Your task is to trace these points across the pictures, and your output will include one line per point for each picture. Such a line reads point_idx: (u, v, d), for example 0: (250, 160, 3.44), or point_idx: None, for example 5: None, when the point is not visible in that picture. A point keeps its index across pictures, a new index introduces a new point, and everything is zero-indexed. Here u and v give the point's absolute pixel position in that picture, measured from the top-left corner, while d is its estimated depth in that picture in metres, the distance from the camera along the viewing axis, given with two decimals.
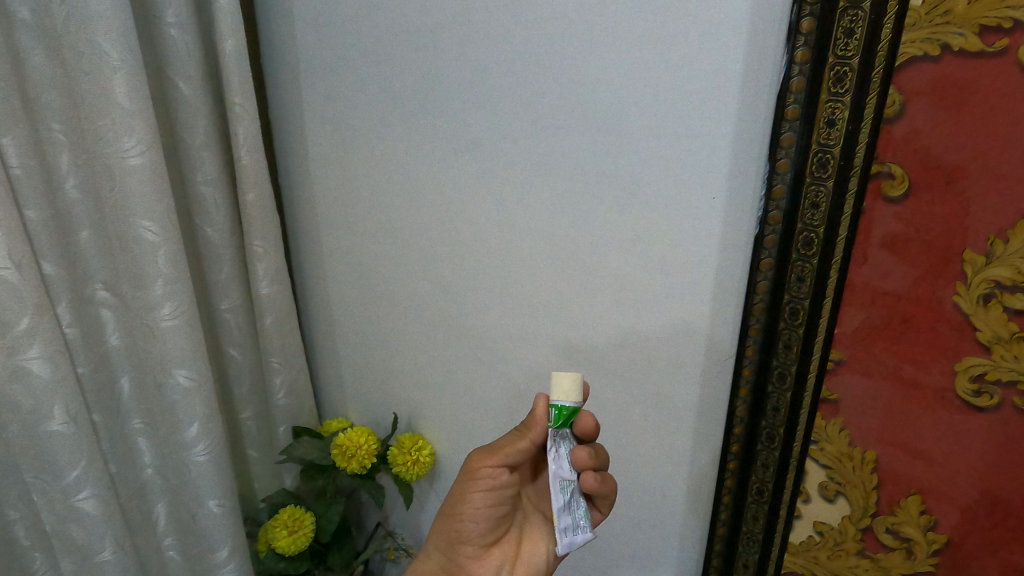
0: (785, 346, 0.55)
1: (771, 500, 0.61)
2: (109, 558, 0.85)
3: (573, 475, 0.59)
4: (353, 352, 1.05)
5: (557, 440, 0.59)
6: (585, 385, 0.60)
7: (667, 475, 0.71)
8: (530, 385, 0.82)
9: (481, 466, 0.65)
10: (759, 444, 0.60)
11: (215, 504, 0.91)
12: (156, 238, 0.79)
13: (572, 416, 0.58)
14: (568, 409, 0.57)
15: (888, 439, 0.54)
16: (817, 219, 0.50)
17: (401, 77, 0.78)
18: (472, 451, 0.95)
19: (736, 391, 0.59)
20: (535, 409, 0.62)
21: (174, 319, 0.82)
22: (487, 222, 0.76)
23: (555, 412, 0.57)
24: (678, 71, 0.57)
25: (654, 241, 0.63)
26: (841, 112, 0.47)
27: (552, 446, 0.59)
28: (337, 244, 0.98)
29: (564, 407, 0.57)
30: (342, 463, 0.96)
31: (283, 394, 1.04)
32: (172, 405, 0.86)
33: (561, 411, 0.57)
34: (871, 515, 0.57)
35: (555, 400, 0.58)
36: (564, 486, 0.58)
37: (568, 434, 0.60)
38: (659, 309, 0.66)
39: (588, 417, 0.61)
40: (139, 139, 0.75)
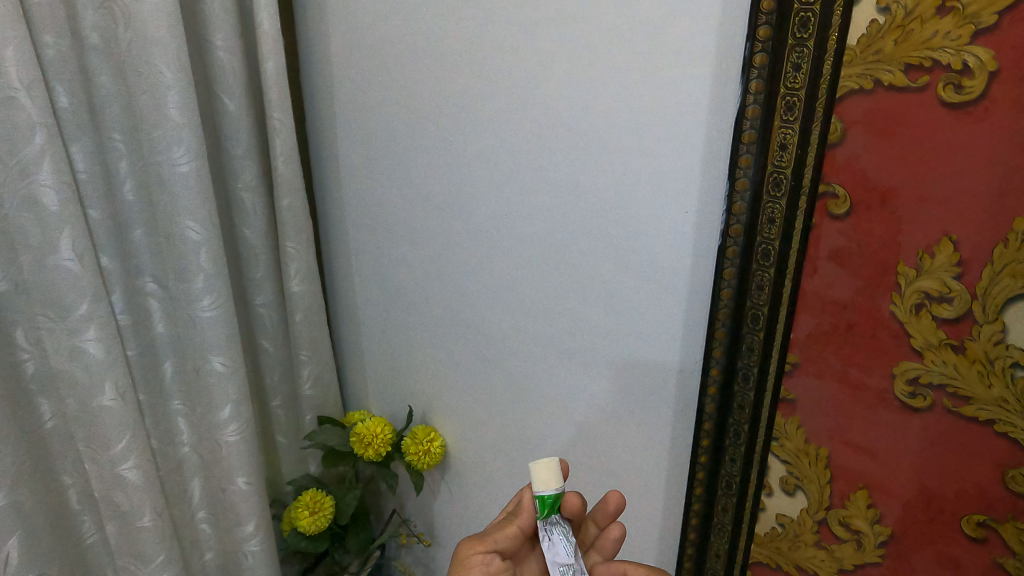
0: (748, 348, 0.61)
1: (738, 492, 0.66)
2: (148, 524, 0.95)
3: (571, 560, 0.62)
4: (374, 347, 1.13)
5: (548, 528, 0.62)
6: (563, 465, 0.65)
7: (649, 469, 0.77)
8: (530, 382, 0.88)
9: (472, 552, 0.62)
10: (727, 439, 0.65)
11: (244, 481, 1.00)
12: (199, 237, 0.88)
13: (555, 502, 0.61)
14: (550, 497, 0.61)
15: (838, 437, 0.58)
16: (773, 233, 0.56)
17: (418, 96, 0.86)
18: (479, 444, 1.02)
19: (705, 390, 0.65)
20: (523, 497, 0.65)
21: (212, 310, 0.91)
22: (493, 230, 0.83)
23: (540, 502, 0.61)
24: (657, 96, 0.63)
25: (638, 251, 0.69)
26: (791, 137, 0.53)
27: (545, 535, 0.62)
28: (362, 247, 1.06)
29: (546, 496, 0.61)
30: (360, 450, 1.04)
31: (310, 385, 1.13)
32: (208, 388, 0.95)
33: (549, 500, 0.61)
34: (826, 509, 0.61)
35: (537, 490, 0.62)
36: (564, 572, 0.61)
37: (561, 519, 0.63)
38: (642, 313, 0.71)
39: (573, 497, 0.64)
40: (188, 149, 0.85)
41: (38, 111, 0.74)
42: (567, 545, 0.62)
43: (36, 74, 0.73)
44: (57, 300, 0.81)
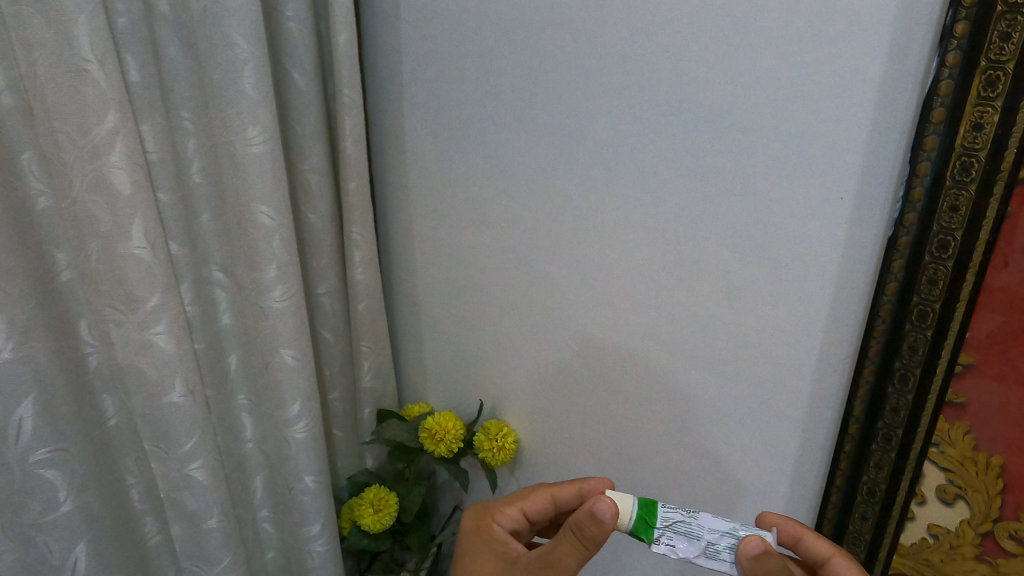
0: (910, 348, 0.56)
1: (884, 499, 0.62)
2: (215, 526, 0.90)
3: (704, 537, 0.57)
4: (438, 338, 1.08)
5: (662, 538, 0.58)
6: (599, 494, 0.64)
7: (769, 469, 0.75)
8: (626, 377, 0.84)
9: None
10: (874, 443, 0.61)
11: (311, 480, 0.95)
12: (272, 223, 0.82)
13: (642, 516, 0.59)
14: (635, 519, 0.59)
15: (1016, 444, 0.54)
16: (955, 222, 0.51)
17: (515, 71, 0.81)
18: (556, 440, 0.97)
19: (854, 391, 0.61)
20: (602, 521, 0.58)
21: (284, 301, 0.86)
22: (594, 215, 0.79)
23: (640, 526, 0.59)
24: (818, 73, 0.58)
25: (774, 240, 0.65)
26: (990, 115, 0.48)
27: (663, 544, 0.58)
28: (431, 234, 1.01)
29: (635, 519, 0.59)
30: (431, 446, 0.99)
31: (370, 377, 1.08)
32: (277, 382, 0.90)
33: (642, 518, 0.59)
34: (994, 520, 0.57)
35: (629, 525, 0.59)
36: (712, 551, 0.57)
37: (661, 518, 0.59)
38: (775, 306, 0.67)
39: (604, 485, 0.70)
40: (262, 127, 0.78)
41: (110, 85, 0.68)
42: (683, 537, 0.58)
43: (109, 45, 0.67)
44: (127, 292, 0.75)
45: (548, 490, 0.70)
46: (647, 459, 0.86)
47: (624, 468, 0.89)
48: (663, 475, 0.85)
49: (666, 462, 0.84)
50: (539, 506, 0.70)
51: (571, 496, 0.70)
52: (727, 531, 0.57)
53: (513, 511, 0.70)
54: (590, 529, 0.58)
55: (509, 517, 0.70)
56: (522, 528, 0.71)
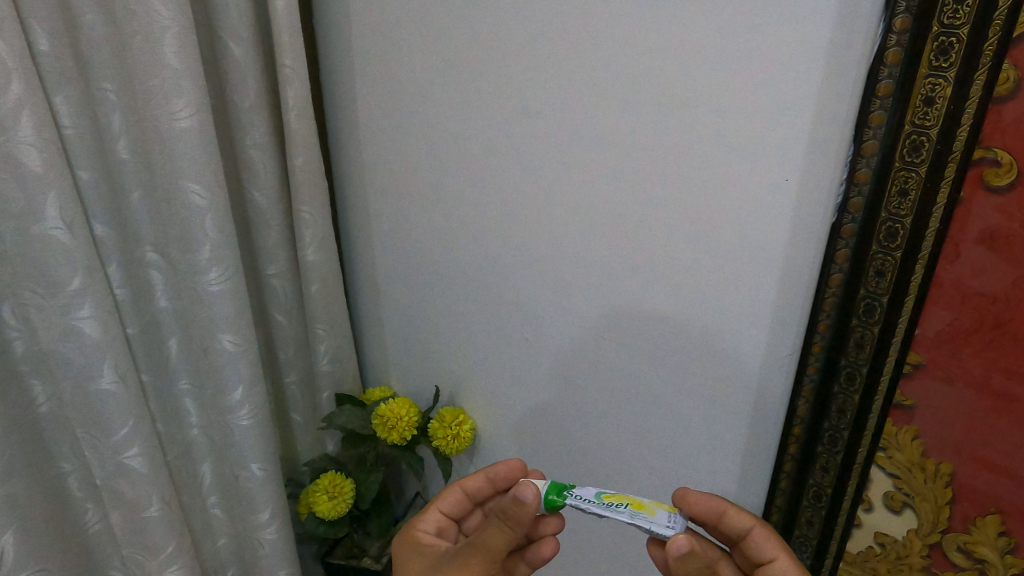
0: (857, 344, 0.51)
1: (829, 504, 0.58)
2: (156, 514, 0.87)
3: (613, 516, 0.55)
4: (396, 321, 1.04)
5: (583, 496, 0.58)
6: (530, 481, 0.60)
7: (719, 463, 0.71)
8: (577, 366, 0.80)
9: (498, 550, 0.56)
10: (820, 445, 0.56)
11: (258, 467, 0.92)
12: (204, 202, 0.79)
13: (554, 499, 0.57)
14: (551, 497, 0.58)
15: (966, 452, 0.50)
16: (904, 208, 0.46)
17: (458, 40, 0.75)
18: (511, 430, 0.93)
19: (798, 389, 0.56)
20: (526, 501, 0.54)
21: (220, 284, 0.82)
22: (540, 195, 0.75)
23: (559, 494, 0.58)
24: (770, 38, 0.53)
25: (719, 225, 0.61)
26: (942, 88, 0.43)
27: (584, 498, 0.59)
28: (385, 214, 0.96)
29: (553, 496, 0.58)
30: (383, 434, 0.96)
31: (327, 360, 1.05)
32: (217, 368, 0.87)
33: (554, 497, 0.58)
34: (942, 532, 0.52)
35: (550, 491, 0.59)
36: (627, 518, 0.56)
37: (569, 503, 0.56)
38: (724, 295, 0.63)
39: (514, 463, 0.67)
40: (188, 100, 0.74)
41: (13, 54, 0.63)
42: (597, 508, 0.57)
43: (9, 11, 0.63)
44: (45, 275, 0.71)
45: (458, 484, 0.68)
46: (598, 452, 0.83)
47: (576, 461, 0.86)
48: (614, 470, 0.82)
49: (616, 457, 0.81)
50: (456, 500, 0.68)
51: (482, 484, 0.68)
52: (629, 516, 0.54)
53: (432, 514, 0.67)
54: (515, 511, 0.55)
55: (430, 521, 0.67)
56: (448, 528, 0.68)
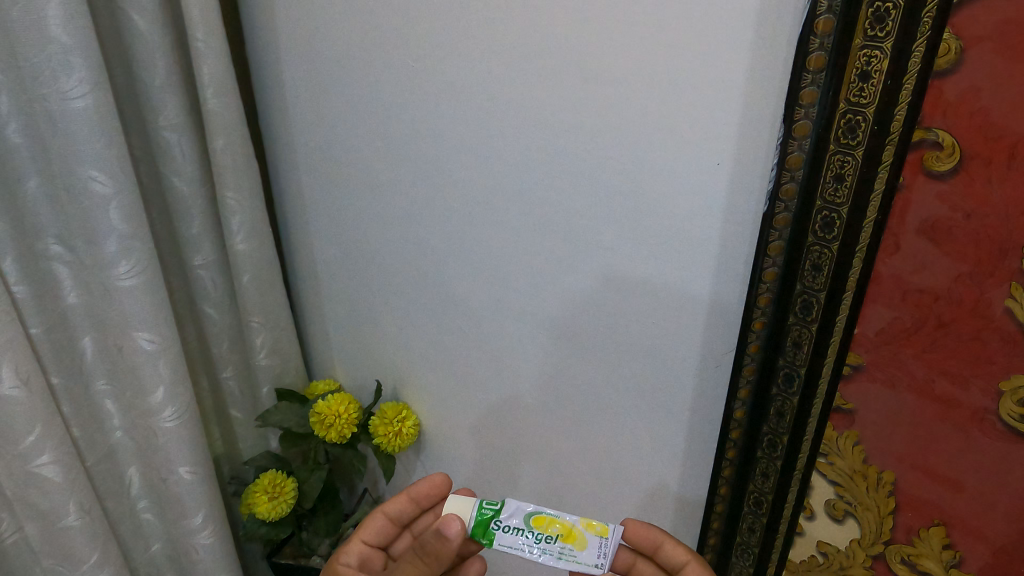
0: (794, 344, 0.47)
1: (770, 513, 0.54)
2: (75, 523, 0.82)
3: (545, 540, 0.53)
4: (337, 312, 0.99)
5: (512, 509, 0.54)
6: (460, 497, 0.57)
7: (662, 464, 0.67)
8: (516, 360, 0.75)
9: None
10: (759, 451, 0.52)
11: (186, 470, 0.87)
12: (107, 190, 0.73)
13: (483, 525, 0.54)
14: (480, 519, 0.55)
15: (910, 461, 0.46)
16: (840, 196, 0.41)
17: (378, 10, 0.68)
18: (456, 425, 0.89)
19: (734, 392, 0.51)
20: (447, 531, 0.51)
21: (132, 278, 0.77)
22: (470, 180, 0.69)
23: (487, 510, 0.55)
24: (702, 2, 0.47)
25: (652, 212, 0.56)
26: (878, 61, 0.38)
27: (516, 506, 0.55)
28: (319, 199, 0.90)
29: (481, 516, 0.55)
30: (321, 432, 0.91)
31: (265, 354, 0.99)
32: (135, 367, 0.81)
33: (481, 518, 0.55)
34: (885, 543, 0.49)
35: (478, 507, 0.55)
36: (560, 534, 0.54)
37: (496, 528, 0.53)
38: (660, 286, 0.59)
39: (438, 477, 0.62)
40: (80, 79, 0.68)
41: None
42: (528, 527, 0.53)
43: None
44: None
45: (379, 509, 0.63)
46: (541, 449, 0.79)
47: (520, 458, 0.82)
48: (555, 467, 0.78)
49: (559, 455, 0.77)
50: (377, 527, 0.63)
51: (404, 505, 0.63)
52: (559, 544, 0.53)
53: (354, 545, 0.62)
54: (434, 540, 0.52)
55: (352, 553, 0.62)
56: (374, 557, 0.63)
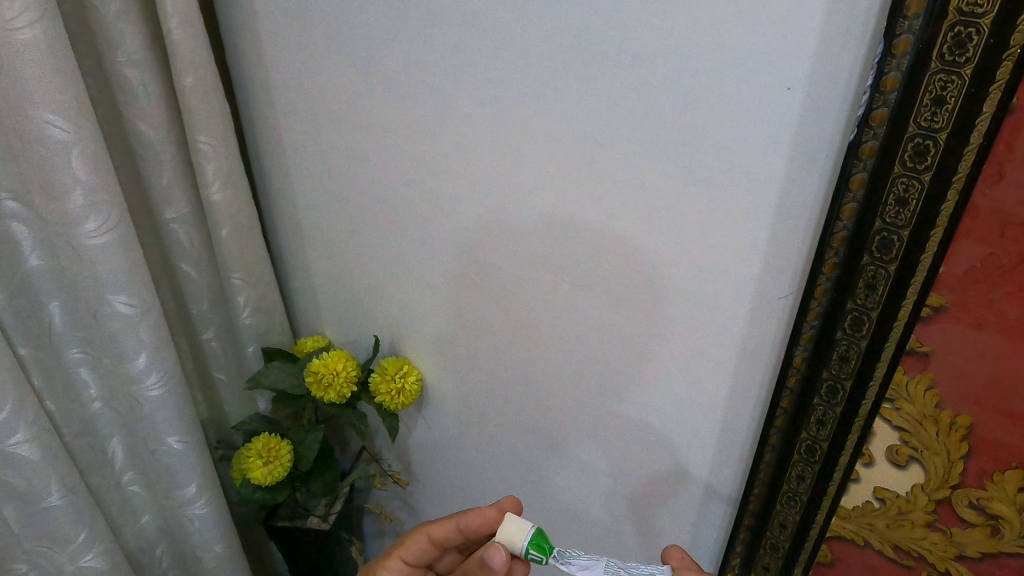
0: (867, 286, 0.44)
1: (824, 460, 0.52)
2: (58, 503, 0.76)
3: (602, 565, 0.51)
4: (325, 265, 0.92)
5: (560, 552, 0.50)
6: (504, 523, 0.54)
7: (690, 419, 0.64)
8: (533, 312, 0.71)
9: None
10: (816, 398, 0.50)
11: (176, 440, 0.82)
12: (67, 137, 0.64)
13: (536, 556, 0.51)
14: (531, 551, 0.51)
15: (989, 404, 0.44)
16: (938, 121, 0.37)
17: None
18: (461, 380, 0.85)
19: (796, 337, 0.49)
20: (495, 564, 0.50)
21: (102, 236, 0.69)
22: (482, 118, 0.63)
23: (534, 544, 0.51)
24: None
25: (697, 148, 0.51)
26: None
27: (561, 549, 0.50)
28: (302, 143, 0.82)
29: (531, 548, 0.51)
30: (319, 392, 0.86)
31: (248, 313, 0.92)
32: (112, 334, 0.74)
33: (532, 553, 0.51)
34: (953, 487, 0.47)
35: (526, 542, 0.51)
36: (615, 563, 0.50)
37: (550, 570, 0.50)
38: (709, 230, 0.53)
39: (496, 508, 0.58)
40: (25, 5, 0.58)
41: None
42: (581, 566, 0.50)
43: None
44: None
45: (424, 531, 0.62)
46: (559, 403, 0.75)
47: (534, 414, 0.78)
48: (573, 421, 0.75)
49: (575, 408, 0.73)
50: (419, 548, 0.62)
51: (451, 532, 0.60)
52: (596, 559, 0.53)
53: (393, 562, 0.63)
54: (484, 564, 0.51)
55: (391, 570, 0.63)
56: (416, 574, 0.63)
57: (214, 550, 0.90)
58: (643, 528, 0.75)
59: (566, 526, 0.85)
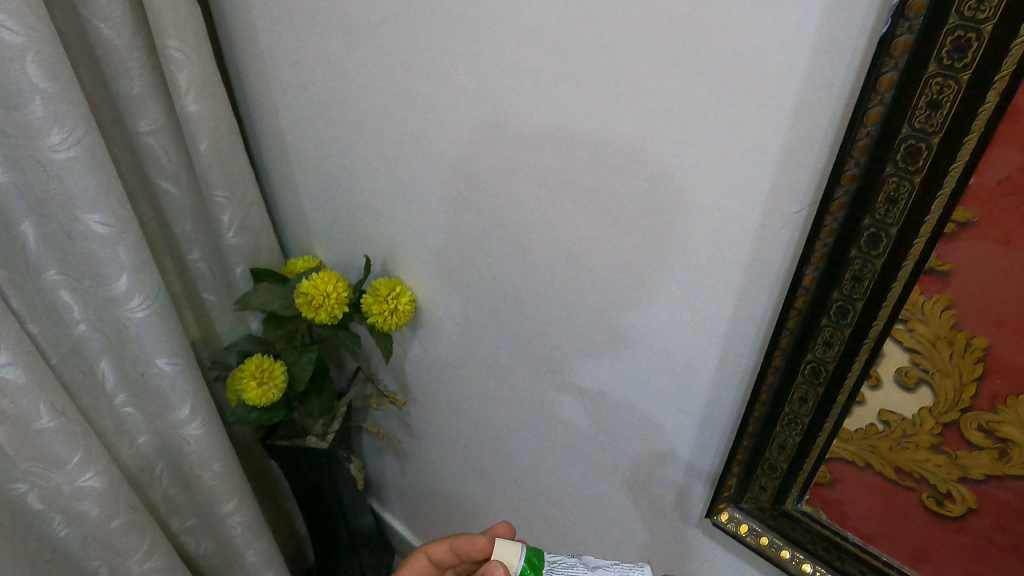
0: (888, 200, 0.41)
1: (829, 382, 0.50)
2: (49, 425, 0.75)
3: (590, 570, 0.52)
4: (313, 182, 0.89)
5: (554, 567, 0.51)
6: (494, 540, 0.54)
7: (690, 342, 0.62)
8: (529, 232, 0.68)
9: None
10: (825, 319, 0.48)
11: (165, 362, 0.80)
12: (19, 39, 0.58)
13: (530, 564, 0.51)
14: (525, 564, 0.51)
15: (1010, 325, 0.41)
16: (984, 11, 0.33)
17: None
18: (456, 301, 0.83)
19: (808, 256, 0.46)
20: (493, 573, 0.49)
21: (69, 150, 0.65)
22: (474, 18, 0.58)
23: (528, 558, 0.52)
24: None
25: (707, 48, 0.46)
26: None
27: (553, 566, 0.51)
28: (282, 49, 0.77)
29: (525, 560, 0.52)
30: (309, 313, 0.84)
31: (234, 232, 0.89)
32: (89, 255, 0.71)
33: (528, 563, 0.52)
34: (962, 411, 0.45)
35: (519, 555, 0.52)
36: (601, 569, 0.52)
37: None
38: (720, 139, 0.49)
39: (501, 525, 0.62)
40: None
41: None
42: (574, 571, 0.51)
43: None
44: None
45: (423, 551, 0.59)
46: (556, 325, 0.73)
47: (531, 336, 0.77)
48: (570, 343, 0.73)
49: (572, 330, 0.71)
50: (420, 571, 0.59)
51: (445, 554, 0.57)
52: (577, 559, 0.53)
53: None
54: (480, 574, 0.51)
55: None
56: None
57: (212, 469, 0.91)
58: (638, 448, 0.75)
59: (562, 445, 0.85)
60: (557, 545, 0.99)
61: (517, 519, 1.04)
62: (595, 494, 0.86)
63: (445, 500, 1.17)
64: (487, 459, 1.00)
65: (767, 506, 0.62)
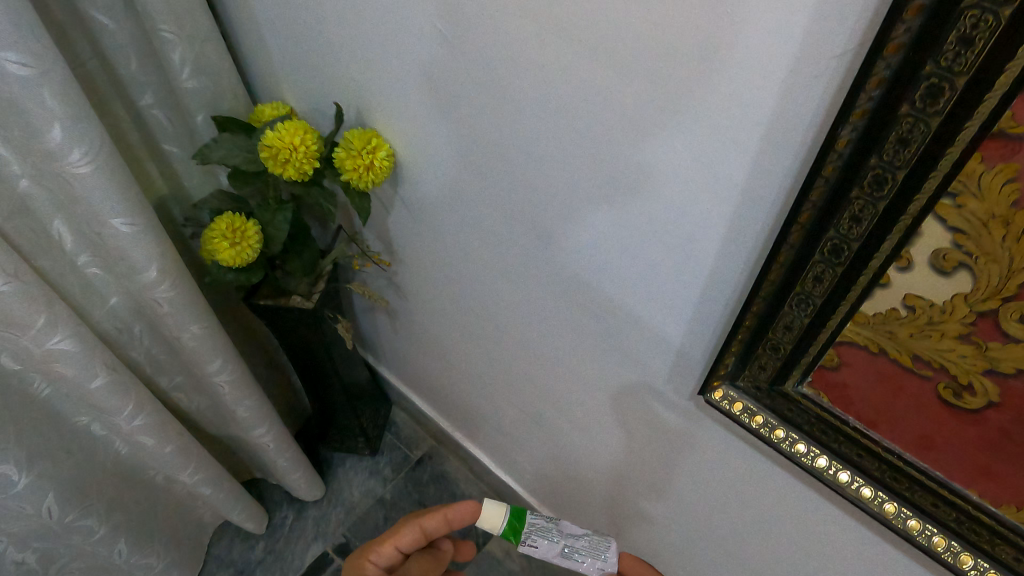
0: (961, 41, 0.32)
1: (851, 261, 0.44)
2: (4, 288, 0.70)
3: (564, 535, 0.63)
4: (275, 15, 0.77)
5: (535, 535, 0.62)
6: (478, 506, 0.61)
7: (694, 211, 0.55)
8: (518, 78, 0.59)
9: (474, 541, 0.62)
10: (857, 190, 0.40)
11: (122, 223, 0.74)
12: None
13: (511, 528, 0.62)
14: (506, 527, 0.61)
15: None
16: None
17: None
18: (439, 155, 0.75)
19: (846, 114, 0.38)
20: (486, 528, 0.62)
21: None
22: None
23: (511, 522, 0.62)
24: None
25: None
26: None
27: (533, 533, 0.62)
28: None
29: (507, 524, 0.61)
30: (277, 169, 0.76)
31: (188, 73, 0.80)
32: (13, 100, 0.62)
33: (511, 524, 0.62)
34: (1004, 300, 0.39)
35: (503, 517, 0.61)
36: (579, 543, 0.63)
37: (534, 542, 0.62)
38: None
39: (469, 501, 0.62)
40: None
41: None
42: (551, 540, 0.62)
43: None
44: None
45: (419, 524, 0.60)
46: (548, 187, 0.66)
47: (520, 198, 0.70)
48: (563, 207, 0.66)
49: (567, 193, 0.65)
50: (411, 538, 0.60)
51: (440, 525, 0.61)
52: (555, 523, 0.64)
53: (389, 549, 0.59)
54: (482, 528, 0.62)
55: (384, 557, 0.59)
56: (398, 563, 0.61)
57: (190, 330, 0.88)
58: (632, 320, 0.71)
59: (554, 313, 0.81)
60: (548, 407, 0.98)
61: (509, 381, 1.02)
62: (588, 363, 0.83)
63: (437, 359, 1.16)
64: (477, 323, 0.97)
65: (765, 386, 0.58)
